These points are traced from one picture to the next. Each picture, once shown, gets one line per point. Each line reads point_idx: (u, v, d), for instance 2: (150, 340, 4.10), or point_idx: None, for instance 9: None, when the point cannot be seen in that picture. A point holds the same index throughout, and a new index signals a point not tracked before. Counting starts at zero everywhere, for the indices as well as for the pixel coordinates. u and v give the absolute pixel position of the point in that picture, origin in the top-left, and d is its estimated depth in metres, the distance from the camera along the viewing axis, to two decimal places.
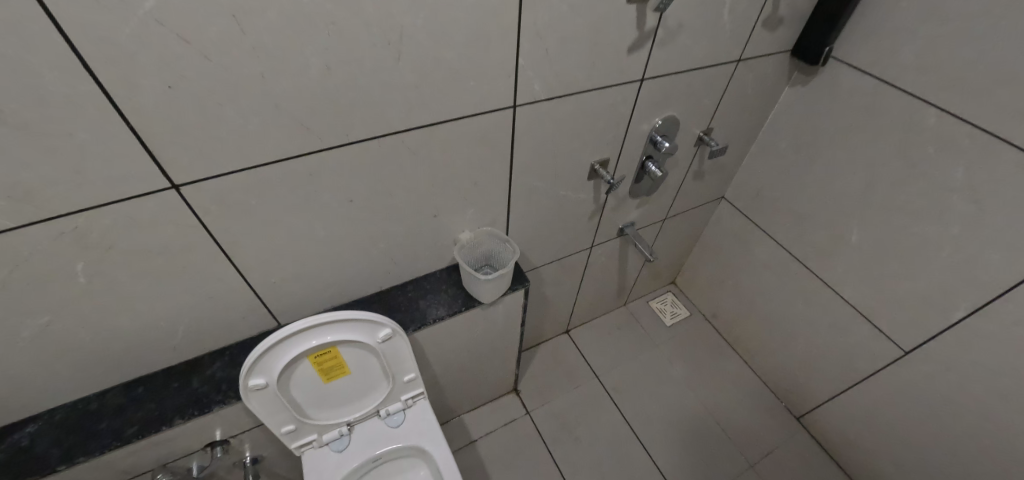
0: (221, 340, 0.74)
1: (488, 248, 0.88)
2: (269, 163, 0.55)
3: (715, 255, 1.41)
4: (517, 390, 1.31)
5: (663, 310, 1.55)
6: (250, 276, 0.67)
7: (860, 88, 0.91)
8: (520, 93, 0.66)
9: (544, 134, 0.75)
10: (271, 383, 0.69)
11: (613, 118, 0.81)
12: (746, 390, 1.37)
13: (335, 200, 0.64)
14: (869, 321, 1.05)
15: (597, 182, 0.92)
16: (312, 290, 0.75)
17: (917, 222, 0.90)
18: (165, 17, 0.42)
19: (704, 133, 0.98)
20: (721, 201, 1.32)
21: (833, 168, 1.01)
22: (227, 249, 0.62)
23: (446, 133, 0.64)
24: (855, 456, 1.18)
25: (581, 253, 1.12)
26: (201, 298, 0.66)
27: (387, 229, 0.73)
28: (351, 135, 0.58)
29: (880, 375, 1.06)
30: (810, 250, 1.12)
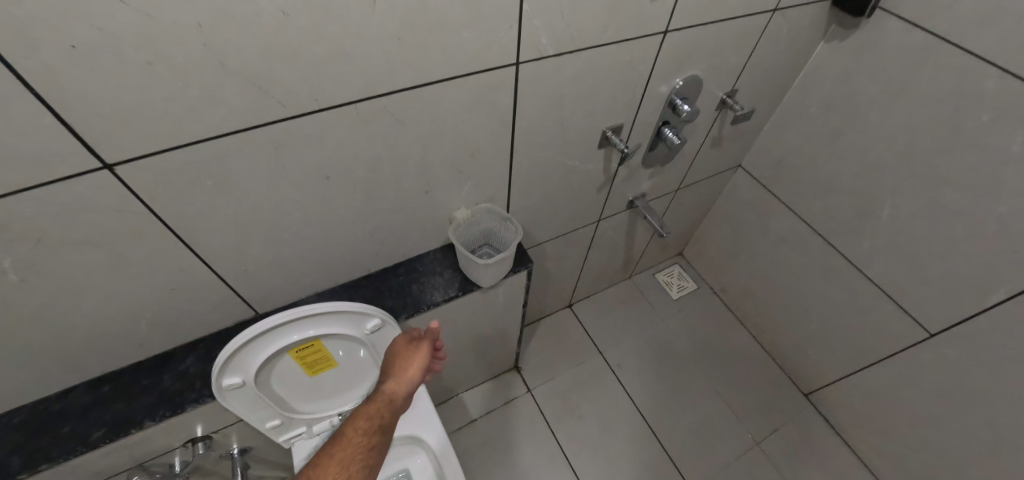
0: (192, 332, 0.67)
1: (486, 225, 0.80)
2: (224, 136, 0.46)
3: (728, 226, 1.33)
4: (518, 367, 1.27)
5: (670, 284, 1.49)
6: (217, 264, 0.59)
7: (908, 43, 0.80)
8: (524, 48, 0.56)
9: (552, 97, 0.65)
10: (249, 381, 0.63)
11: (630, 78, 0.70)
12: (754, 366, 1.33)
13: (308, 178, 0.55)
14: (894, 300, 0.98)
15: (608, 151, 0.83)
16: (291, 276, 0.67)
17: (960, 196, 0.81)
18: None
19: (728, 95, 0.88)
20: (737, 169, 1.22)
21: (869, 135, 0.91)
22: (186, 237, 0.53)
23: (436, 97, 0.55)
24: (865, 434, 1.15)
25: (588, 228, 1.03)
26: (163, 290, 0.58)
27: (373, 209, 0.64)
28: (321, 99, 0.48)
29: (901, 356, 1.01)
30: (834, 224, 1.05)
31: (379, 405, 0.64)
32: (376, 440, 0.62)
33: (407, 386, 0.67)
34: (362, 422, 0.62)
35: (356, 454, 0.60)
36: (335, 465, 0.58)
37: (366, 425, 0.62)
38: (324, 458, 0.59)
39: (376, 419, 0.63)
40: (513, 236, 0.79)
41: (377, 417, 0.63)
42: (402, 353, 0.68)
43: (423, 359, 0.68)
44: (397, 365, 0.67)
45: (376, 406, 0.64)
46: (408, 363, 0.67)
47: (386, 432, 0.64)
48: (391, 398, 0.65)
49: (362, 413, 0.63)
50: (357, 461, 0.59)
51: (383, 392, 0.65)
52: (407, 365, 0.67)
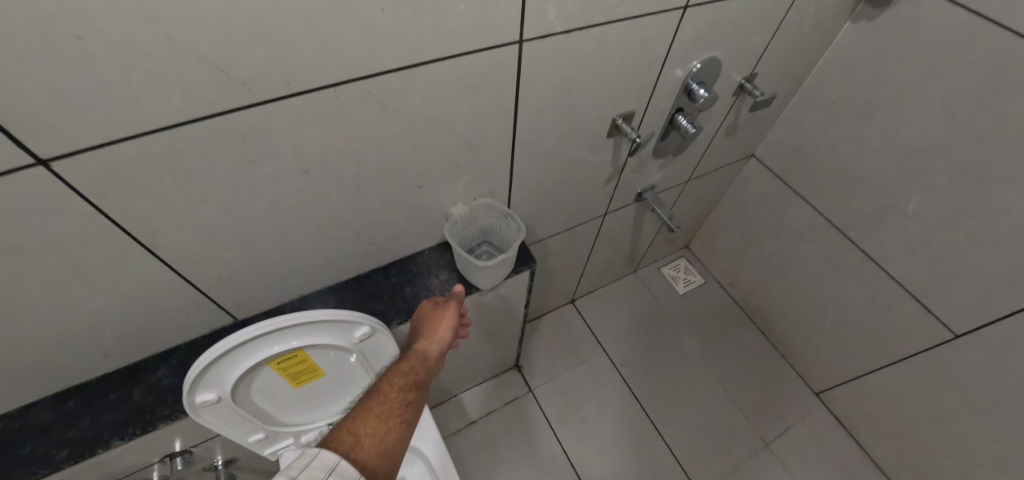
0: (164, 341, 0.61)
1: (486, 222, 0.74)
2: (181, 126, 0.40)
3: (738, 219, 1.27)
4: (519, 366, 1.22)
5: (676, 278, 1.43)
6: (185, 269, 0.53)
7: (947, 22, 0.73)
8: (529, 24, 0.49)
9: (558, 81, 0.58)
10: (225, 396, 0.57)
11: (645, 60, 0.64)
12: (762, 363, 1.29)
13: (284, 172, 0.48)
14: (917, 298, 0.93)
15: (618, 140, 0.76)
16: (271, 279, 0.61)
17: (998, 190, 0.75)
18: None
19: (747, 80, 0.81)
20: (750, 159, 1.16)
21: (898, 123, 0.85)
22: (146, 240, 0.47)
23: (428, 79, 0.48)
24: (880, 435, 1.11)
25: (593, 221, 0.97)
26: (126, 299, 0.52)
27: (360, 206, 0.58)
28: (294, 82, 0.41)
29: (922, 356, 0.96)
30: (853, 218, 0.99)
31: (412, 365, 0.60)
32: (413, 397, 0.57)
33: (438, 348, 0.62)
34: (397, 378, 0.57)
35: (395, 408, 0.54)
36: (374, 418, 0.52)
37: (402, 382, 0.57)
38: (360, 412, 0.53)
39: (411, 377, 0.58)
40: (514, 234, 0.73)
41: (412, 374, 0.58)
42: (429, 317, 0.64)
43: (452, 321, 0.64)
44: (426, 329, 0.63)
45: (409, 364, 0.59)
46: (437, 326, 0.63)
47: (422, 391, 0.58)
48: (423, 358, 0.61)
49: (395, 371, 0.58)
50: (396, 414, 0.53)
51: (414, 353, 0.61)
52: (436, 327, 0.63)
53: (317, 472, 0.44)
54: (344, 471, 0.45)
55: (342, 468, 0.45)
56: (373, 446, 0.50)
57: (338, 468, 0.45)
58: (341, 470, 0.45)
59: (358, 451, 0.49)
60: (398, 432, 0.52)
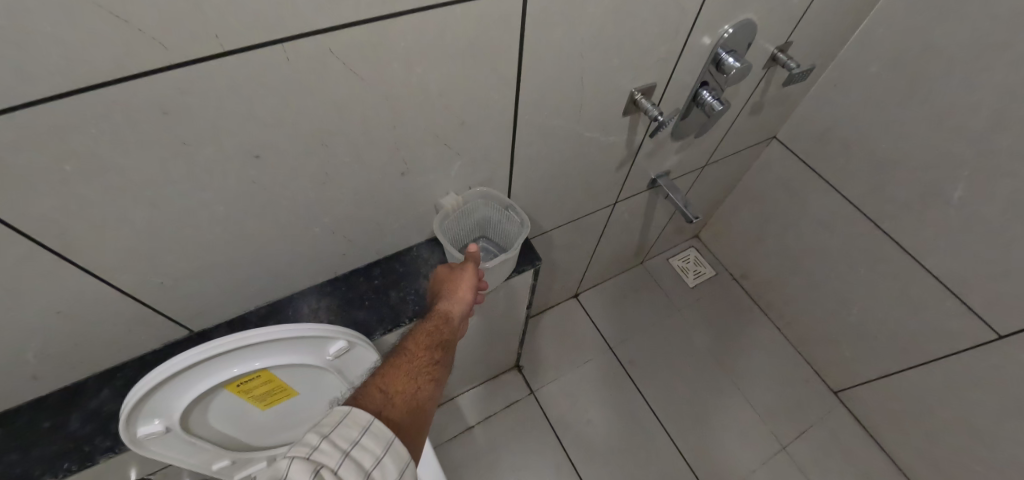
0: (105, 359, 0.51)
1: (482, 214, 0.65)
2: (72, 93, 0.29)
3: (755, 207, 1.18)
4: (519, 366, 1.13)
5: (685, 269, 1.35)
6: (117, 277, 0.43)
7: None
8: None
9: (569, 45, 0.48)
10: (174, 426, 0.48)
11: (671, 22, 0.53)
12: (777, 360, 1.21)
13: (229, 157, 0.38)
14: (957, 295, 0.84)
15: (634, 119, 0.66)
16: (230, 284, 0.51)
17: None
18: None
19: (780, 51, 0.71)
20: (771, 141, 1.06)
21: (947, 100, 0.75)
22: (55, 245, 0.37)
23: (408, 38, 0.38)
24: (904, 438, 1.04)
25: (601, 212, 0.88)
26: (43, 316, 0.42)
27: (332, 198, 0.48)
28: (226, 38, 0.31)
29: (959, 358, 0.88)
30: (887, 206, 0.90)
31: (437, 323, 0.53)
32: (440, 356, 0.52)
33: (463, 305, 0.55)
34: (422, 337, 0.52)
35: (422, 368, 0.50)
36: (402, 377, 0.48)
37: (427, 341, 0.52)
38: (387, 370, 0.49)
39: (437, 335, 0.52)
40: (515, 230, 0.64)
41: (438, 332, 0.52)
42: (449, 273, 0.57)
43: (474, 279, 0.56)
44: (447, 287, 0.56)
45: (432, 323, 0.53)
46: (459, 283, 0.56)
47: (449, 349, 0.53)
48: (448, 316, 0.54)
49: (418, 331, 0.52)
50: (424, 373, 0.49)
51: (438, 311, 0.54)
52: (458, 284, 0.56)
53: (349, 431, 0.41)
54: (377, 430, 0.42)
55: (375, 427, 0.42)
56: (403, 404, 0.47)
57: (370, 427, 0.42)
58: (375, 430, 0.42)
59: (388, 412, 0.45)
60: (427, 391, 0.49)
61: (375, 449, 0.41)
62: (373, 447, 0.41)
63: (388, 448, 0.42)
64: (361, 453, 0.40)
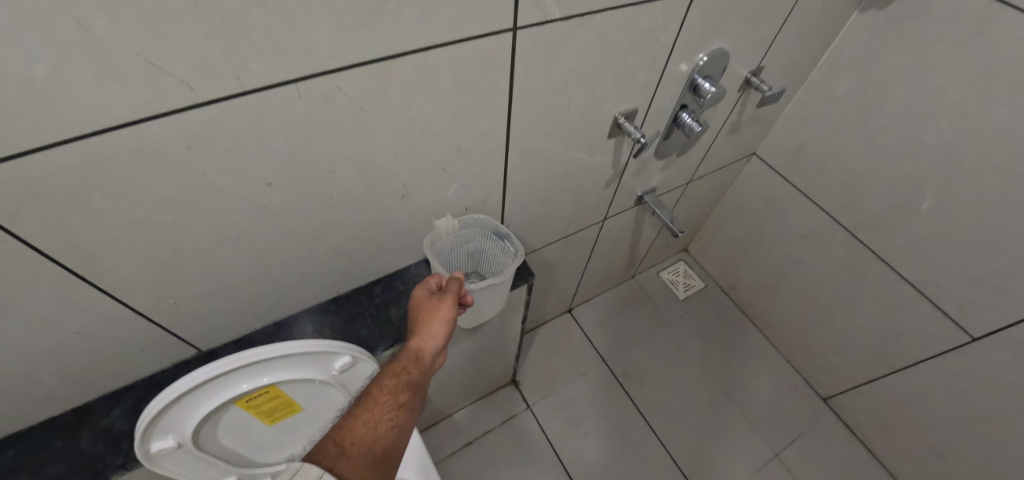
0: (116, 379, 0.53)
1: (474, 243, 0.68)
2: (106, 131, 0.33)
3: (739, 220, 1.23)
4: (516, 381, 1.15)
5: (675, 282, 1.38)
6: (132, 299, 0.45)
7: (964, 9, 0.69)
8: (523, 8, 0.43)
9: (555, 76, 0.52)
10: (185, 442, 0.50)
11: (650, 52, 0.58)
12: (768, 369, 1.24)
13: (244, 185, 0.41)
14: (932, 301, 0.89)
15: (618, 141, 0.71)
16: (238, 304, 0.53)
17: (1019, 186, 0.71)
18: None
19: (753, 74, 0.76)
20: (751, 158, 1.11)
21: (910, 117, 0.80)
22: (80, 269, 0.40)
23: (409, 75, 0.42)
24: (892, 442, 1.07)
25: (591, 228, 0.92)
26: (61, 337, 0.44)
27: (336, 220, 0.51)
28: (248, 78, 0.34)
29: (937, 361, 0.92)
30: (861, 217, 0.94)
31: (406, 363, 0.51)
32: (406, 399, 0.49)
33: (434, 343, 0.53)
34: (388, 380, 0.49)
35: (384, 413, 0.47)
36: (361, 426, 0.46)
37: (393, 383, 0.49)
38: (347, 420, 0.46)
39: (404, 377, 0.50)
40: (506, 257, 0.67)
41: (405, 373, 0.50)
42: (424, 306, 0.55)
43: (453, 311, 0.55)
44: (420, 323, 0.54)
45: (401, 364, 0.51)
46: (432, 317, 0.54)
47: (418, 392, 0.51)
48: (418, 355, 0.52)
49: (385, 373, 0.50)
50: (386, 419, 0.47)
51: (407, 350, 0.52)
52: (432, 318, 0.54)
53: None
54: None
55: None
56: (360, 456, 0.44)
57: None
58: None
59: (343, 466, 0.42)
60: (388, 440, 0.46)
61: None
62: None
63: None
64: None
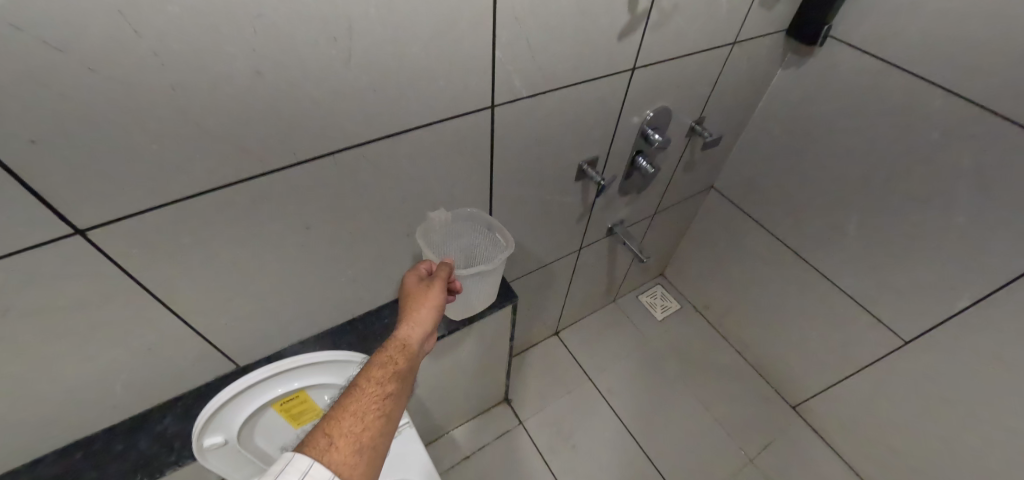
0: (169, 391, 0.64)
1: (462, 237, 0.73)
2: (198, 194, 0.45)
3: (705, 245, 1.36)
4: (508, 399, 1.25)
5: (653, 304, 1.51)
6: (195, 321, 0.57)
7: (860, 69, 0.85)
8: (499, 92, 0.57)
9: (528, 136, 0.66)
10: (231, 439, 0.60)
11: (603, 113, 0.73)
12: (740, 381, 1.35)
13: (289, 228, 0.54)
14: (869, 311, 1.01)
15: (585, 183, 0.85)
16: (272, 325, 0.65)
17: (919, 210, 0.85)
18: (24, 21, 0.31)
19: (697, 123, 0.91)
20: (710, 191, 1.26)
21: (830, 155, 0.95)
22: (162, 296, 0.52)
23: (414, 144, 0.55)
24: (854, 444, 1.17)
25: (569, 256, 1.05)
26: (137, 352, 0.55)
27: (354, 254, 0.64)
28: (301, 152, 0.48)
29: (880, 364, 1.03)
30: (804, 239, 1.08)
31: (393, 352, 0.51)
32: (395, 387, 0.49)
33: (421, 330, 0.55)
34: (377, 368, 0.49)
35: (373, 402, 0.46)
36: (350, 417, 0.44)
37: (382, 373, 0.49)
38: (335, 411, 0.45)
39: (392, 366, 0.50)
40: (494, 248, 0.73)
41: (393, 362, 0.50)
42: (413, 295, 0.57)
43: (440, 296, 0.58)
44: (408, 311, 0.56)
45: (389, 352, 0.51)
46: (419, 306, 0.56)
47: (406, 378, 0.50)
48: (406, 343, 0.53)
49: (374, 361, 0.50)
50: (375, 407, 0.46)
51: (395, 338, 0.53)
52: (419, 306, 0.56)
53: None
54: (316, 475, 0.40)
55: (315, 470, 0.40)
56: (349, 445, 0.43)
57: (309, 472, 0.40)
58: (315, 473, 0.40)
59: (331, 455, 0.41)
60: (376, 429, 0.45)
61: None
62: None
63: None
64: None
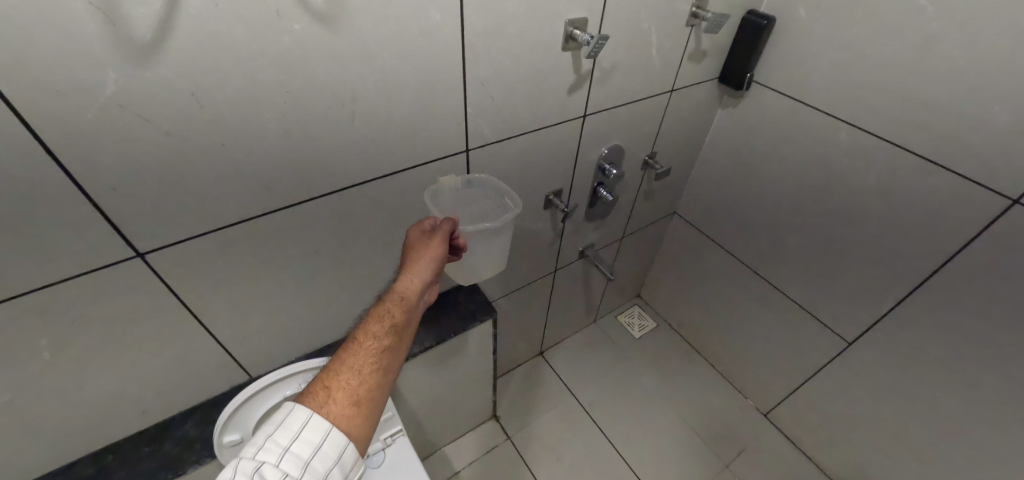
0: (191, 399, 0.72)
1: (474, 203, 0.78)
2: (231, 225, 0.57)
3: (673, 266, 1.49)
4: (497, 416, 1.33)
5: (631, 323, 1.61)
6: (220, 334, 0.67)
7: (780, 108, 1.01)
8: (471, 138, 0.71)
9: (499, 172, 0.79)
10: (246, 436, 0.70)
11: (563, 151, 0.87)
12: (714, 392, 1.44)
13: (301, 251, 0.66)
14: (815, 317, 1.13)
15: (553, 211, 0.98)
16: (284, 339, 0.75)
17: (842, 224, 0.99)
18: (127, 101, 0.44)
19: (649, 158, 1.06)
20: (673, 216, 1.40)
21: (766, 180, 1.10)
22: (195, 310, 0.62)
23: (403, 181, 0.69)
24: (819, 446, 1.25)
25: (546, 277, 1.17)
26: (170, 361, 0.65)
27: (354, 274, 0.75)
28: (314, 190, 0.61)
29: (831, 367, 1.14)
30: (756, 256, 1.21)
31: (391, 305, 0.56)
32: (391, 340, 0.54)
33: (420, 280, 0.59)
34: (373, 323, 0.54)
35: (368, 358, 0.52)
36: (346, 372, 0.51)
37: (379, 327, 0.54)
38: (334, 364, 0.52)
39: (389, 320, 0.55)
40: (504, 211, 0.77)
41: (390, 316, 0.55)
42: (414, 247, 0.61)
43: (439, 248, 0.62)
44: (410, 261, 0.61)
45: (387, 305, 0.56)
46: (419, 258, 0.60)
47: (404, 329, 0.56)
48: (404, 294, 0.57)
49: (373, 313, 0.55)
50: (370, 362, 0.52)
51: (395, 288, 0.58)
52: (419, 258, 0.60)
53: (291, 428, 0.50)
54: (314, 424, 0.49)
55: (313, 422, 0.50)
56: (345, 397, 0.51)
57: (308, 422, 0.50)
58: (314, 422, 0.50)
59: (329, 407, 0.50)
60: (371, 382, 0.51)
61: (314, 440, 0.49)
62: (312, 438, 0.49)
63: (324, 439, 0.49)
64: (301, 444, 0.49)
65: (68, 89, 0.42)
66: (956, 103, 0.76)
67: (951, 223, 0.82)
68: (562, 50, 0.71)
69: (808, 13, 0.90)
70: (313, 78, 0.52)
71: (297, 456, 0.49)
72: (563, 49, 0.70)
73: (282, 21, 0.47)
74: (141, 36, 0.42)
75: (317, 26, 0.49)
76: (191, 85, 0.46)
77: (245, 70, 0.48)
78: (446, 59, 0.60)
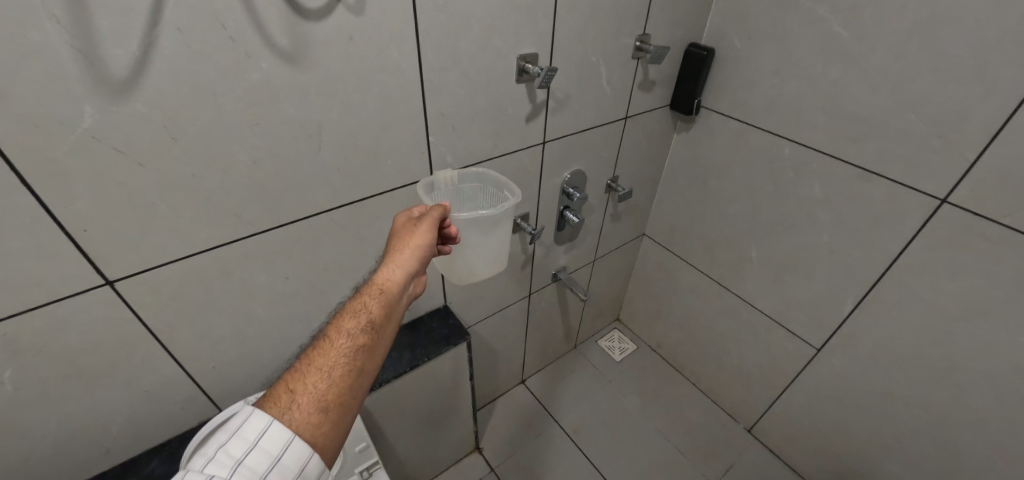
0: (157, 435, 0.71)
1: (470, 199, 0.83)
2: (200, 253, 0.59)
3: (648, 287, 1.53)
4: (480, 447, 1.31)
5: (611, 347, 1.63)
6: (189, 365, 0.67)
7: (729, 129, 1.09)
8: (436, 165, 0.75)
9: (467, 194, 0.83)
10: None
11: (527, 177, 0.92)
12: (697, 411, 1.44)
13: (271, 278, 0.68)
14: (782, 326, 1.16)
15: (521, 235, 1.02)
16: (255, 370, 0.75)
17: (795, 234, 1.05)
18: (101, 134, 0.48)
19: (612, 181, 1.12)
20: (643, 238, 1.46)
21: (723, 197, 1.17)
22: (164, 339, 0.63)
23: (371, 207, 0.72)
24: (803, 458, 1.25)
25: (521, 302, 1.19)
26: (137, 394, 0.65)
27: (326, 300, 0.77)
28: (283, 218, 0.64)
29: (803, 375, 1.16)
30: (722, 271, 1.26)
31: (367, 303, 0.57)
32: (364, 342, 0.55)
33: (401, 274, 0.60)
34: (346, 323, 0.55)
35: (340, 359, 0.53)
36: (313, 373, 0.52)
37: (352, 325, 0.55)
38: (302, 365, 0.53)
39: (364, 317, 0.56)
40: (500, 203, 0.81)
41: (363, 315, 0.56)
42: (399, 236, 0.63)
43: (425, 238, 0.63)
44: (392, 254, 0.62)
45: (362, 302, 0.57)
46: (401, 252, 0.62)
47: (379, 330, 0.56)
48: (383, 289, 0.59)
49: (349, 310, 0.57)
50: (340, 363, 0.53)
51: (375, 282, 0.59)
52: (401, 250, 0.62)
53: (251, 434, 0.50)
54: (274, 431, 0.50)
55: (274, 430, 0.50)
56: (310, 404, 0.51)
57: (268, 429, 0.50)
58: (274, 430, 0.50)
59: (292, 414, 0.51)
60: (338, 387, 0.52)
61: (273, 449, 0.50)
62: (271, 448, 0.50)
63: (284, 448, 0.50)
64: (260, 454, 0.50)
65: (46, 124, 0.45)
66: (876, 115, 0.83)
67: (889, 225, 0.88)
68: (517, 82, 0.77)
69: (742, 44, 0.99)
70: (278, 110, 0.56)
71: (253, 468, 0.50)
72: (517, 81, 0.77)
73: (250, 60, 0.52)
74: (117, 74, 0.46)
75: (282, 63, 0.54)
76: (164, 119, 0.50)
77: (216, 105, 0.52)
78: (407, 92, 0.65)
